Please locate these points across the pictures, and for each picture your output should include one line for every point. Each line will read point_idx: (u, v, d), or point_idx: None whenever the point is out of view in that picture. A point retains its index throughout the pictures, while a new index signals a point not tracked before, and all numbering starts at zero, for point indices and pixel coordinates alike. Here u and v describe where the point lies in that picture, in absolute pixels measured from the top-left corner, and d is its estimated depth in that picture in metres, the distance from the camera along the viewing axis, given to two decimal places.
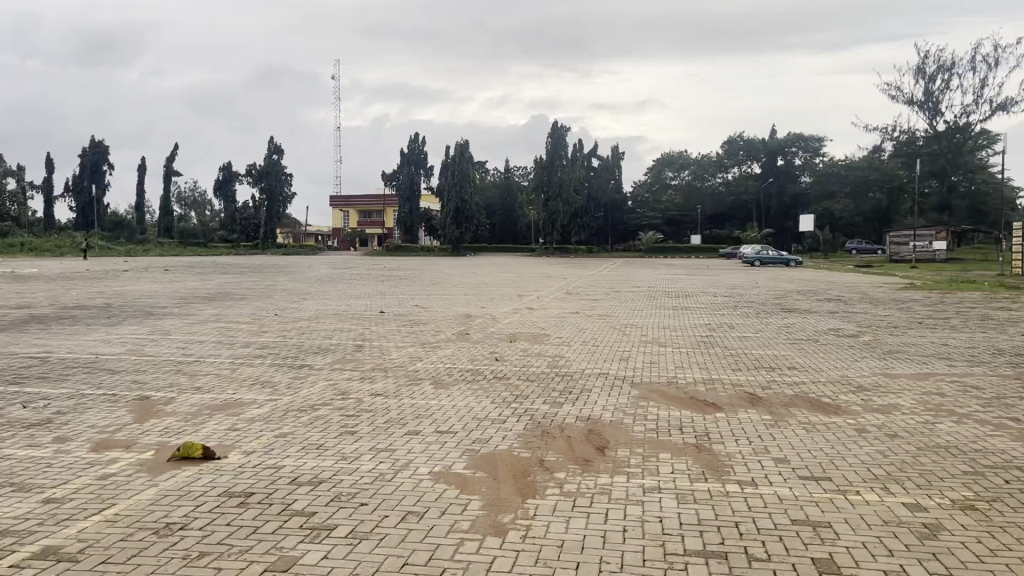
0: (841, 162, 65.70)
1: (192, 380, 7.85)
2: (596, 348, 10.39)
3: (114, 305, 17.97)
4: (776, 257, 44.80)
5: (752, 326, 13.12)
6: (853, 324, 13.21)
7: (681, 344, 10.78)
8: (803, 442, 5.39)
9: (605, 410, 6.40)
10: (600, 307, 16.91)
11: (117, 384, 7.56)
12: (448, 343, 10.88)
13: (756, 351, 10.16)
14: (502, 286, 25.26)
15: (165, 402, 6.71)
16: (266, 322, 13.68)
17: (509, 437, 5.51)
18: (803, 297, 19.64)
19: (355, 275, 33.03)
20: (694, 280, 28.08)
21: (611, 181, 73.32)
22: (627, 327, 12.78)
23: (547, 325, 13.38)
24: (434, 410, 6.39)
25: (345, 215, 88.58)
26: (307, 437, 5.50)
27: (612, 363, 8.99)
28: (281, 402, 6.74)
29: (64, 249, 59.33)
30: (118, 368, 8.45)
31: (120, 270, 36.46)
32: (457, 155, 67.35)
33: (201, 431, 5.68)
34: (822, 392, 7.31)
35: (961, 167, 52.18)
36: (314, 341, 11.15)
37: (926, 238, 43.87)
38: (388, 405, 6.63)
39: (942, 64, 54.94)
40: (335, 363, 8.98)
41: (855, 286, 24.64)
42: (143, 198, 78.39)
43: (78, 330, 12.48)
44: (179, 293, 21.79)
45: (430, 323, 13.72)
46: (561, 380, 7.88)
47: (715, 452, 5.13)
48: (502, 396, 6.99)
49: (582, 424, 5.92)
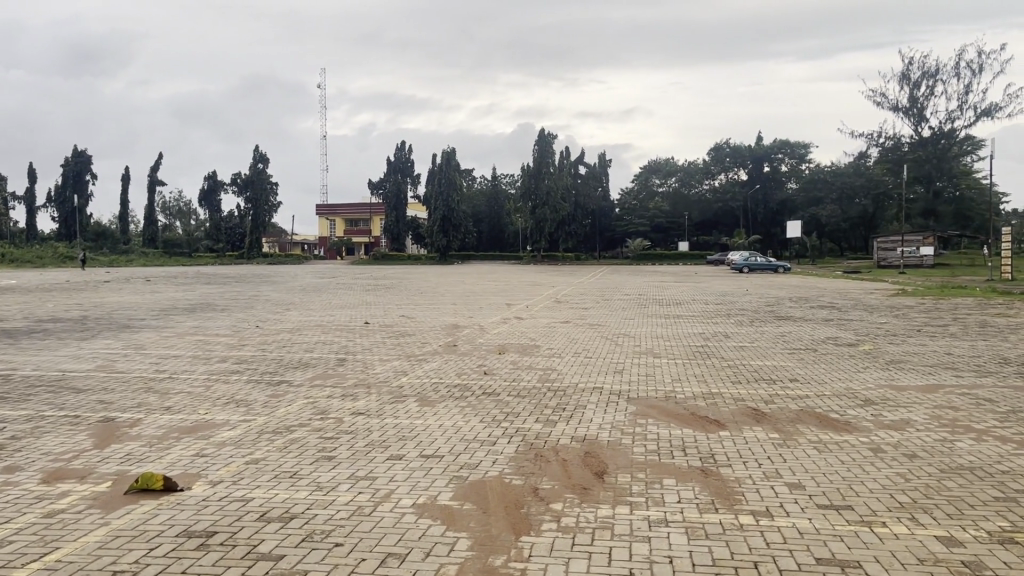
0: (827, 168, 65.80)
1: (163, 399, 7.39)
2: (590, 359, 9.98)
3: (90, 317, 17.44)
4: (764, 264, 44.65)
5: (746, 335, 12.75)
6: (851, 332, 12.86)
7: (677, 355, 10.38)
8: (817, 464, 5.01)
9: (602, 428, 6.01)
10: (591, 316, 16.53)
11: (81, 404, 7.09)
12: (434, 356, 10.46)
13: (755, 362, 9.79)
14: (491, 294, 24.82)
15: (131, 424, 6.25)
16: (246, 335, 13.18)
17: (498, 461, 5.10)
18: (797, 305, 19.31)
19: (341, 285, 32.55)
20: (685, 287, 27.77)
21: (598, 189, 73.25)
22: (619, 337, 12.39)
23: (536, 335, 12.96)
24: (418, 431, 5.96)
25: (332, 224, 88.01)
26: (281, 463, 5.06)
27: (607, 377, 8.59)
28: (255, 423, 6.30)
29: (45, 260, 58.46)
30: (84, 387, 7.97)
31: (103, 280, 36.05)
32: (442, 163, 67.15)
33: (164, 457, 5.23)
34: (830, 407, 6.93)
35: (946, 173, 52.13)
36: (295, 354, 10.71)
37: (914, 244, 43.60)
38: (369, 426, 6.19)
39: (926, 69, 55.05)
40: (316, 379, 8.53)
41: (847, 292, 24.34)
42: (127, 208, 77.68)
43: (49, 345, 11.96)
44: (159, 305, 21.28)
45: (416, 334, 13.28)
46: (554, 395, 7.48)
47: (723, 477, 4.75)
48: (492, 414, 6.58)
49: (577, 444, 5.54)
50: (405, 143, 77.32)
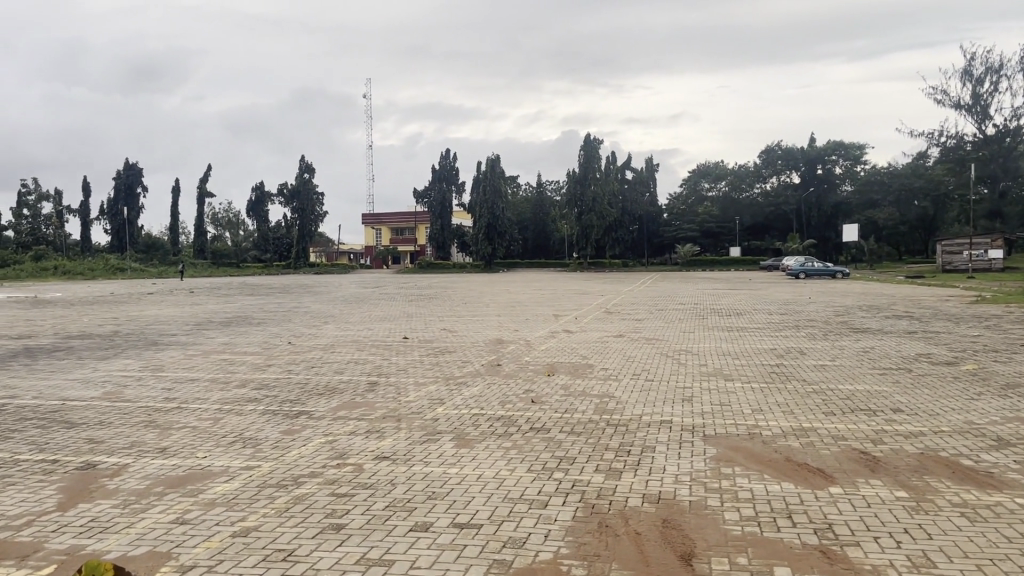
0: (883, 169, 63.55)
1: (161, 437, 6.36)
2: (652, 384, 8.72)
3: (121, 333, 16.76)
4: (822, 268, 42.63)
5: (825, 352, 11.38)
6: (945, 348, 11.40)
7: (751, 378, 9.07)
8: (979, 544, 3.78)
9: (680, 483, 4.85)
10: (644, 329, 15.37)
11: (66, 444, 6.12)
12: (476, 379, 9.31)
13: (843, 386, 8.45)
14: (537, 304, 23.77)
15: (111, 474, 5.23)
16: (277, 354, 12.22)
17: (551, 536, 3.94)
18: (869, 314, 17.75)
19: (383, 294, 31.99)
20: (741, 295, 26.41)
21: (646, 194, 71.22)
22: (682, 355, 11.15)
23: (589, 352, 11.82)
24: (451, 486, 4.85)
25: (377, 232, 87.84)
26: (275, 538, 3.97)
27: (675, 407, 7.36)
28: (257, 474, 5.23)
29: (97, 272, 59.06)
30: (79, 421, 7.00)
31: (144, 292, 35.71)
32: (487, 171, 66.38)
33: (134, 526, 4.17)
34: (957, 450, 5.63)
35: (1012, 172, 49.55)
36: (322, 377, 9.70)
37: (982, 247, 41.32)
38: (393, 478, 5.07)
39: (990, 65, 52.52)
40: (340, 411, 7.42)
41: (918, 300, 22.74)
42: (177, 219, 78.32)
43: (66, 365, 11.14)
44: (195, 318, 20.62)
45: (457, 351, 12.24)
46: (615, 432, 6.30)
47: (854, 565, 3.54)
48: (543, 460, 5.43)
49: (653, 507, 4.38)
50: (449, 150, 76.42)
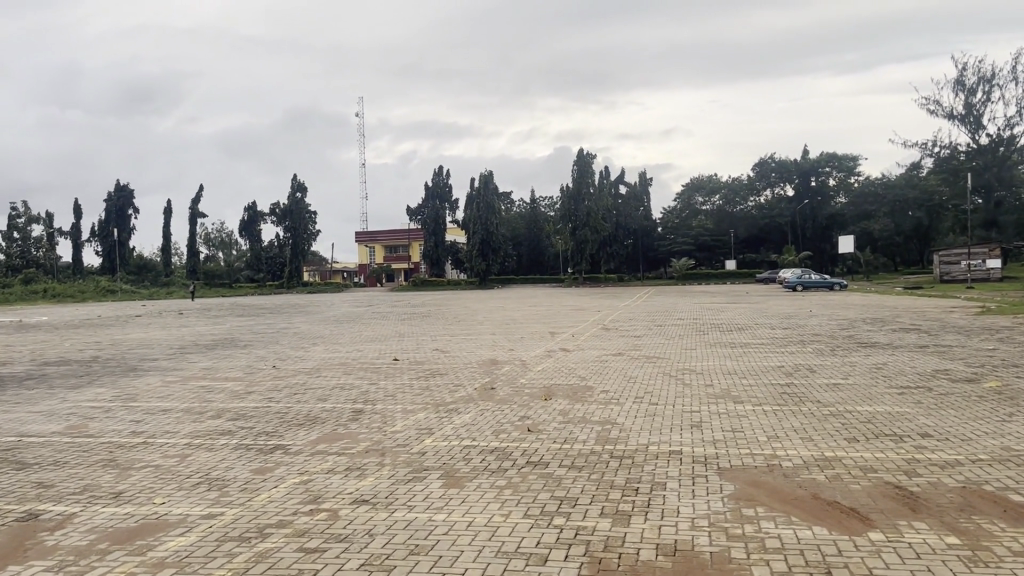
0: (876, 180, 63.43)
1: (118, 479, 5.74)
2: (657, 408, 8.11)
3: (100, 359, 16.07)
4: (819, 280, 42.13)
5: (837, 369, 10.78)
6: (962, 363, 10.81)
7: (762, 400, 8.47)
8: None
9: (697, 530, 4.25)
10: (644, 346, 14.73)
11: (10, 490, 5.49)
12: (468, 405, 8.69)
13: (863, 408, 7.85)
14: (532, 321, 23.11)
15: (53, 528, 4.62)
16: (258, 380, 11.58)
17: None
18: (874, 328, 17.14)
19: (376, 313, 31.47)
20: (741, 309, 25.82)
21: (639, 209, 70.46)
22: (685, 375, 10.55)
23: (587, 372, 11.22)
24: (437, 537, 4.24)
25: (370, 251, 87.30)
26: None
27: (682, 435, 6.77)
28: (218, 524, 4.61)
29: (86, 294, 58.29)
30: (32, 461, 6.37)
31: (131, 314, 34.97)
32: (480, 187, 66.15)
33: None
34: (1003, 483, 5.04)
35: (1007, 182, 49.08)
36: (305, 404, 9.06)
37: (980, 256, 40.79)
38: (373, 527, 4.47)
39: (982, 75, 52.35)
40: (320, 444, 6.81)
41: (921, 312, 22.22)
42: (167, 240, 77.65)
43: (34, 395, 10.48)
44: (179, 342, 19.92)
45: (449, 374, 11.62)
46: (620, 467, 5.70)
47: None
48: (541, 503, 4.82)
49: (670, 562, 3.79)
50: (442, 167, 76.17)
